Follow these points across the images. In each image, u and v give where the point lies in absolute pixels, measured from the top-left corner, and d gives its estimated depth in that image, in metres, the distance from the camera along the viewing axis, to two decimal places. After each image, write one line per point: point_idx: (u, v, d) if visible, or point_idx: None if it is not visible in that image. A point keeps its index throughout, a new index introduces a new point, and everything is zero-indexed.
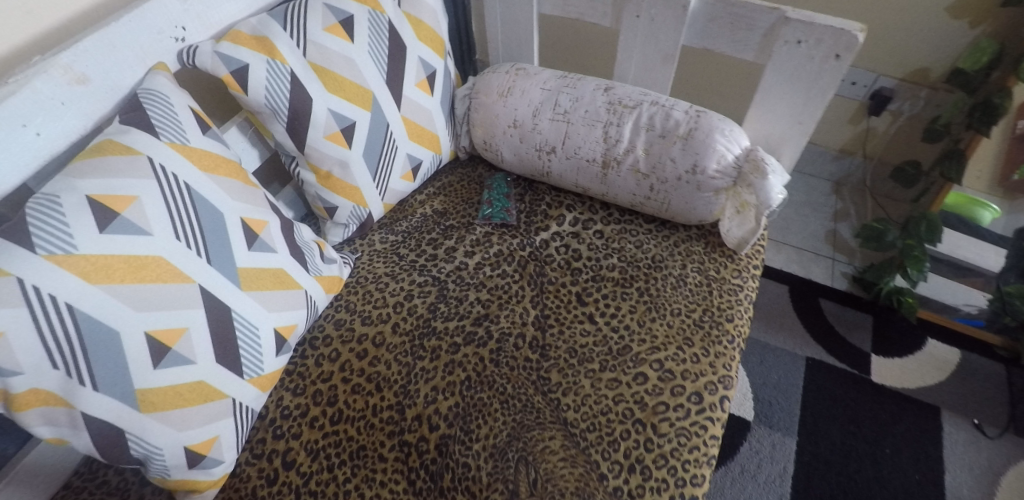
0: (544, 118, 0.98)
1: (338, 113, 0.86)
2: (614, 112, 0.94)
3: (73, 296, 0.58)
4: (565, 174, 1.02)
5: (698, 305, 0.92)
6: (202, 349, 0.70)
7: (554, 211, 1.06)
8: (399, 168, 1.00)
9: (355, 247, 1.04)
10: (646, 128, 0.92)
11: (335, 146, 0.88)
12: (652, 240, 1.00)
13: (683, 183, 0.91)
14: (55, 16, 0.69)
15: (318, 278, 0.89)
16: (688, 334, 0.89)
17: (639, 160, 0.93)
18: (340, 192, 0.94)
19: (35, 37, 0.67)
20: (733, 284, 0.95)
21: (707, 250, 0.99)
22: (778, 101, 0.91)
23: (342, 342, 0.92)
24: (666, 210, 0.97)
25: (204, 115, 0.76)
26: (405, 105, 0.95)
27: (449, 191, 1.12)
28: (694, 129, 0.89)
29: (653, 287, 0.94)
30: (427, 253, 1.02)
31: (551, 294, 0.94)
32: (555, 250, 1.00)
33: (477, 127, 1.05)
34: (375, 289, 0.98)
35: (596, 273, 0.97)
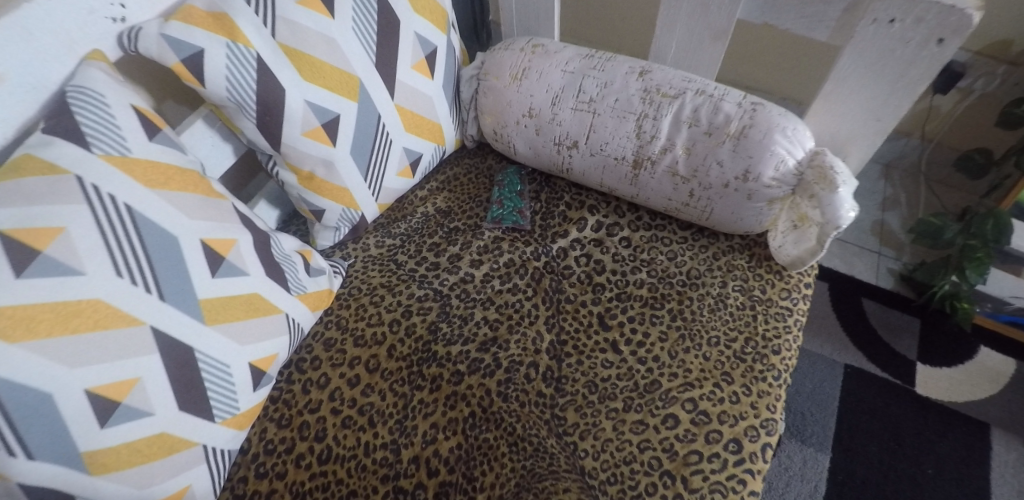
0: (565, 106, 0.83)
1: (317, 105, 0.72)
2: (650, 102, 0.79)
3: None
4: (588, 171, 0.87)
5: (740, 333, 0.79)
6: (160, 397, 0.60)
7: (575, 213, 0.92)
8: (396, 164, 0.86)
9: (347, 252, 0.92)
10: (689, 123, 0.77)
11: (316, 145, 0.75)
12: (686, 251, 0.87)
13: (730, 190, 0.76)
14: None
15: (302, 297, 0.78)
16: (727, 368, 0.76)
17: (679, 161, 0.78)
18: (326, 194, 0.82)
19: None
20: (780, 307, 0.82)
21: (751, 265, 0.85)
22: (854, 92, 0.76)
23: (333, 366, 0.81)
24: (707, 218, 0.83)
25: (150, 114, 0.63)
26: (400, 92, 0.80)
27: (455, 185, 0.99)
28: (748, 127, 0.74)
29: (687, 309, 0.81)
30: (428, 261, 0.90)
31: (568, 315, 0.82)
32: (575, 261, 0.87)
33: (486, 115, 0.90)
34: (369, 303, 0.87)
35: (622, 290, 0.84)
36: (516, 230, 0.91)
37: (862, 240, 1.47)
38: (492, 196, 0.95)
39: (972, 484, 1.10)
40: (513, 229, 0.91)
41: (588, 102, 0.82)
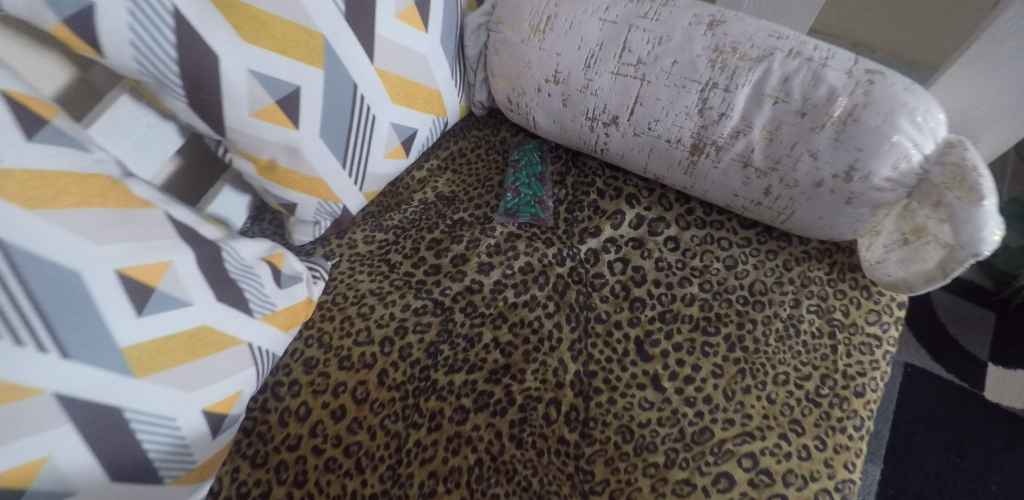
0: (604, 69, 0.62)
1: (265, 76, 0.54)
2: (724, 68, 0.58)
3: None
4: (628, 155, 0.68)
5: (813, 369, 0.64)
6: (84, 472, 0.47)
7: (609, 205, 0.74)
8: (383, 144, 0.68)
9: (330, 249, 0.76)
10: (774, 96, 0.57)
11: (273, 128, 0.57)
12: (750, 259, 0.70)
13: (825, 191, 0.58)
14: None
15: (267, 318, 0.63)
16: (795, 415, 0.61)
17: (756, 148, 0.59)
18: (295, 187, 0.65)
19: None
20: (866, 336, 0.65)
21: (830, 278, 0.68)
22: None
23: (315, 394, 0.68)
24: (783, 221, 0.64)
25: (29, 101, 0.46)
26: (383, 53, 0.60)
27: (460, 165, 0.80)
28: (861, 106, 0.53)
29: (747, 337, 0.65)
30: (427, 263, 0.73)
31: (599, 339, 0.66)
32: (609, 267, 0.70)
33: (498, 78, 0.70)
34: (357, 315, 0.71)
35: (667, 308, 0.67)
36: (536, 225, 0.74)
37: None
38: (506, 180, 0.76)
39: None
40: (533, 225, 0.74)
41: (634, 65, 0.61)
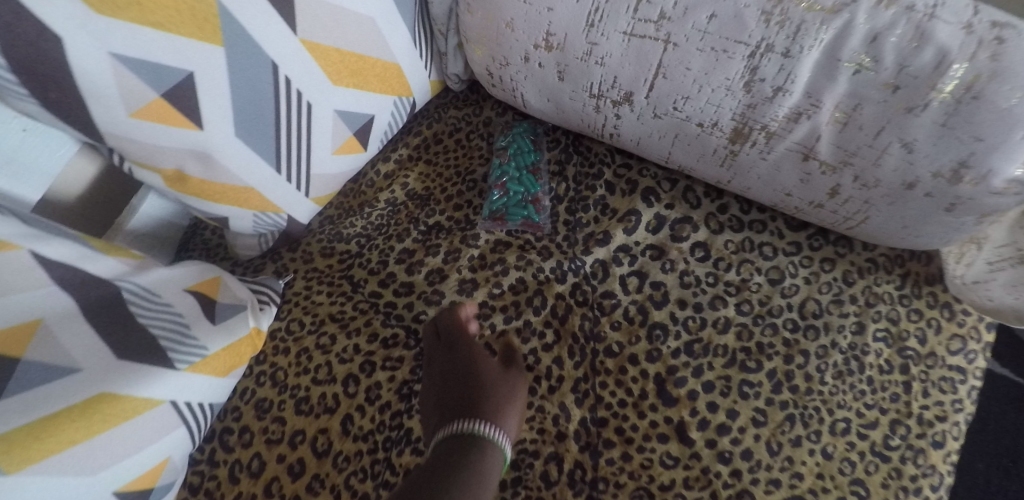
0: (612, 29, 0.45)
1: (135, 60, 0.38)
2: (786, 23, 0.40)
3: None
4: (644, 142, 0.53)
5: (880, 413, 0.51)
6: None
7: (621, 202, 0.59)
8: (330, 137, 0.53)
9: (283, 264, 0.63)
10: (855, 63, 0.40)
11: (167, 128, 0.43)
12: (801, 270, 0.55)
13: (918, 193, 0.43)
14: None
15: (197, 368, 0.51)
16: (858, 473, 0.49)
17: (822, 135, 0.44)
18: (218, 200, 0.51)
19: None
20: (947, 369, 0.52)
21: (902, 295, 0.54)
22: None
23: (269, 444, 0.56)
24: (850, 227, 0.50)
25: None
26: (308, 19, 0.44)
27: (435, 154, 0.65)
28: (993, 76, 0.36)
29: (796, 373, 0.52)
30: (397, 281, 0.60)
31: (610, 378, 0.53)
32: (622, 285, 0.56)
33: (473, 44, 0.54)
34: (315, 347, 0.59)
35: (696, 337, 0.54)
36: (529, 231, 0.60)
37: None
38: (492, 174, 0.62)
39: None
40: (525, 231, 0.60)
41: (656, 22, 0.43)
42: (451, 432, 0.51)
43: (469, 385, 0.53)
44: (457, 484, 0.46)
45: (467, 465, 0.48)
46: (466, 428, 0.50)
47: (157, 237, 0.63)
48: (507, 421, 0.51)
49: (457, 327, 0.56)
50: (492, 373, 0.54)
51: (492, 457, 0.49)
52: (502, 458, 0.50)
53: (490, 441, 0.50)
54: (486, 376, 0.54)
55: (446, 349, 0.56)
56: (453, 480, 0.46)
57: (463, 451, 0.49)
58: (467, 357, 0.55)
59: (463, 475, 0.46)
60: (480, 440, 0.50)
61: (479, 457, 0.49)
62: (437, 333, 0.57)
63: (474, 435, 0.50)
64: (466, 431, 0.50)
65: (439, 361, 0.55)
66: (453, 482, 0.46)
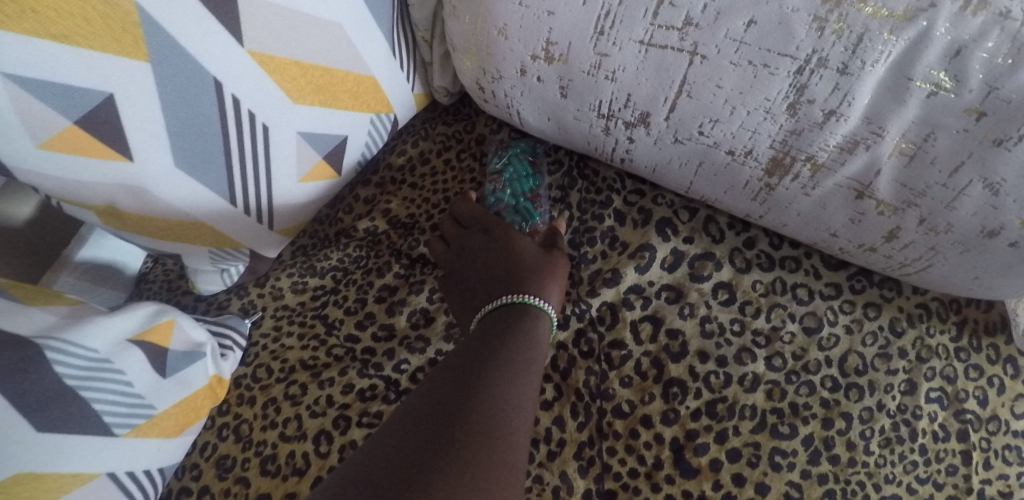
0: (627, 37, 0.37)
1: (35, 81, 0.31)
2: (844, 32, 0.32)
3: None
4: (660, 169, 0.46)
5: (936, 489, 0.43)
6: None
7: (632, 235, 0.51)
8: (293, 164, 0.45)
9: (250, 301, 0.56)
10: (930, 83, 0.31)
11: (87, 161, 0.36)
12: (842, 318, 0.48)
13: (1000, 243, 0.35)
14: None
15: (140, 431, 0.44)
16: None
17: (881, 169, 0.36)
18: (166, 236, 0.44)
19: None
20: (1012, 436, 0.44)
21: (959, 347, 0.47)
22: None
23: None
24: (906, 273, 0.42)
25: None
26: (257, 26, 0.37)
27: (423, 176, 0.58)
28: None
29: (837, 440, 0.44)
30: (376, 323, 0.53)
31: (618, 443, 0.46)
32: (633, 332, 0.48)
33: (461, 53, 0.46)
34: (283, 398, 0.52)
35: (719, 395, 0.46)
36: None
37: None
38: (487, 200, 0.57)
39: None
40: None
41: (680, 30, 0.35)
42: (497, 305, 0.48)
43: (505, 260, 0.52)
44: (511, 351, 0.43)
45: (520, 335, 0.45)
46: (513, 297, 0.48)
47: (106, 278, 0.54)
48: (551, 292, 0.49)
49: (480, 212, 0.54)
50: (528, 245, 0.52)
51: (543, 328, 0.47)
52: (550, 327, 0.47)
53: (539, 310, 0.47)
54: (521, 251, 0.51)
55: (473, 230, 0.54)
56: (504, 345, 0.44)
57: (513, 323, 0.46)
58: (498, 237, 0.53)
59: (522, 331, 0.45)
60: (529, 308, 0.47)
61: (530, 325, 0.46)
62: (458, 220, 0.55)
63: (524, 303, 0.47)
64: (514, 300, 0.48)
65: (468, 243, 0.53)
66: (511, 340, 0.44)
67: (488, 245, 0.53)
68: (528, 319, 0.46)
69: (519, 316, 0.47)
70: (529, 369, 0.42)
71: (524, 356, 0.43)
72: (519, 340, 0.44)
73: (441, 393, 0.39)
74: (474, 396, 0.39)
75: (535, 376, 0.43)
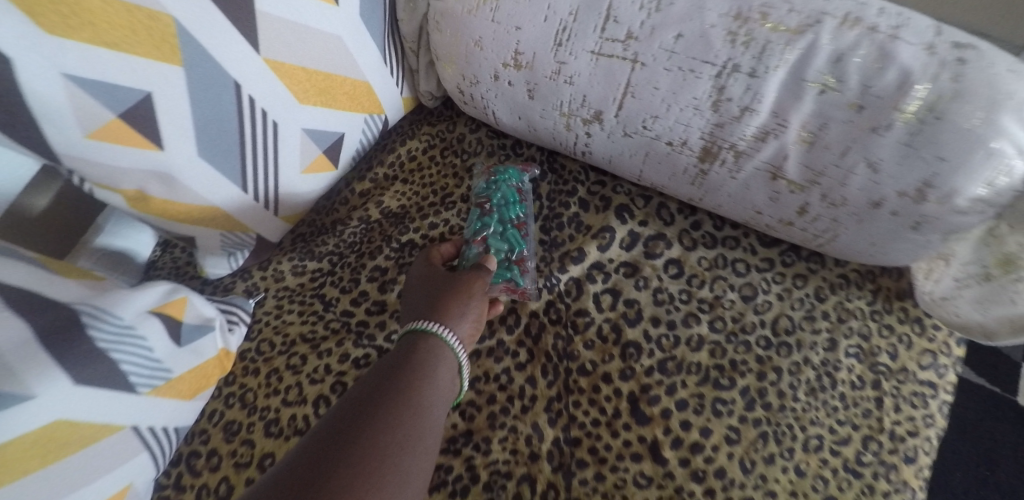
0: (581, 47, 0.45)
1: (91, 81, 0.37)
2: (751, 43, 0.40)
3: None
4: (616, 159, 0.53)
5: (853, 429, 0.51)
6: None
7: (595, 219, 0.59)
8: (296, 157, 0.52)
9: (253, 283, 0.62)
10: (820, 83, 0.40)
11: (124, 150, 0.42)
12: (773, 287, 0.55)
13: (884, 212, 0.43)
14: None
15: (159, 391, 0.50)
16: (832, 490, 0.48)
17: (789, 155, 0.43)
18: (181, 221, 0.50)
19: None
20: (919, 384, 0.52)
21: (873, 310, 0.54)
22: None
23: (237, 468, 0.55)
24: (820, 244, 0.49)
25: None
26: (273, 38, 0.44)
27: (411, 171, 0.65)
28: (953, 97, 0.37)
29: (769, 390, 0.52)
30: (370, 299, 0.59)
31: (583, 397, 0.53)
32: (595, 302, 0.56)
33: (444, 62, 0.53)
34: (286, 368, 0.58)
35: (669, 354, 0.53)
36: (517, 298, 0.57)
37: None
38: (472, 225, 0.58)
39: None
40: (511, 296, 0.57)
41: (623, 41, 0.44)
42: (400, 336, 0.49)
43: (433, 289, 0.52)
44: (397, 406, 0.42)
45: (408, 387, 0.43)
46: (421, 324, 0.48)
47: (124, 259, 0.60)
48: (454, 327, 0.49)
49: (433, 264, 0.55)
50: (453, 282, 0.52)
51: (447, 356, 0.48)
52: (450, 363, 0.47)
53: (442, 342, 0.48)
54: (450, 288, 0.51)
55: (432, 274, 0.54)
56: (407, 384, 0.43)
57: (402, 365, 0.45)
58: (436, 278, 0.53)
59: (424, 371, 0.45)
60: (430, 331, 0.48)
61: (424, 354, 0.46)
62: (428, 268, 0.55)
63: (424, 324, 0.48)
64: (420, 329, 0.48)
65: (409, 297, 0.53)
66: (413, 379, 0.44)
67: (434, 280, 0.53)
68: (423, 351, 0.47)
69: (414, 349, 0.47)
70: (418, 411, 0.42)
71: (412, 410, 0.42)
72: (409, 374, 0.44)
73: (322, 446, 0.38)
74: (354, 452, 0.37)
75: (427, 413, 0.43)
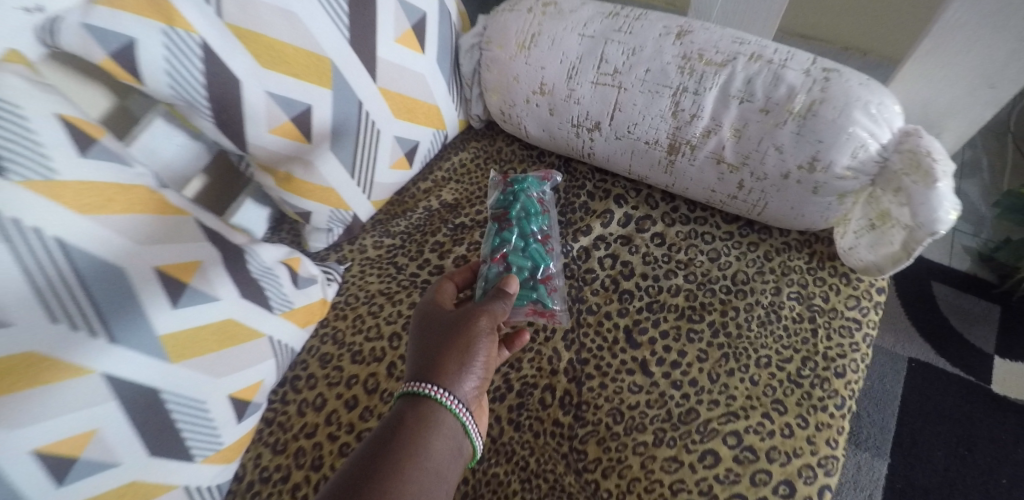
0: (584, 80, 0.69)
1: (280, 96, 0.61)
2: (692, 73, 0.63)
3: None
4: (613, 158, 0.73)
5: (795, 351, 0.67)
6: (125, 446, 0.54)
7: (599, 205, 0.80)
8: (388, 157, 0.75)
9: (343, 254, 0.83)
10: (739, 97, 0.61)
11: (287, 142, 0.64)
12: (732, 251, 0.74)
13: (792, 182, 0.62)
14: None
15: (287, 314, 0.70)
16: (778, 395, 0.65)
17: (727, 145, 0.63)
18: (308, 196, 0.71)
19: None
20: (846, 319, 0.68)
21: (810, 267, 0.72)
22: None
23: (329, 386, 0.74)
24: (759, 213, 0.68)
25: (82, 122, 0.54)
26: (384, 73, 0.68)
27: (461, 175, 0.87)
28: (821, 101, 0.58)
29: (730, 323, 0.69)
30: (431, 264, 0.79)
31: (590, 329, 0.71)
32: (599, 263, 0.75)
33: (491, 93, 0.77)
34: (368, 313, 0.78)
35: (653, 299, 0.72)
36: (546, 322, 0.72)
37: None
38: (494, 241, 0.76)
39: None
40: (539, 319, 0.72)
41: (611, 74, 0.67)
42: (405, 394, 0.57)
43: (436, 346, 0.59)
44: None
45: (389, 487, 0.49)
46: (424, 388, 0.56)
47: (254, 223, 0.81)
48: (455, 388, 0.56)
49: (438, 318, 0.62)
50: (455, 341, 0.59)
51: (449, 426, 0.55)
52: (447, 423, 0.55)
53: (442, 404, 0.56)
54: (451, 348, 0.58)
55: (433, 329, 0.61)
56: (400, 463, 0.51)
57: (395, 450, 0.52)
58: (435, 340, 0.60)
59: (418, 447, 0.52)
60: (427, 402, 0.55)
61: (423, 420, 0.54)
62: (429, 323, 0.62)
63: (419, 393, 0.56)
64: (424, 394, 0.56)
65: (418, 347, 0.61)
66: (406, 457, 0.51)
67: (436, 334, 0.60)
68: (417, 437, 0.53)
69: (415, 416, 0.54)
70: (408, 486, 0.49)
71: (405, 486, 0.49)
72: (404, 452, 0.51)
73: None
74: None
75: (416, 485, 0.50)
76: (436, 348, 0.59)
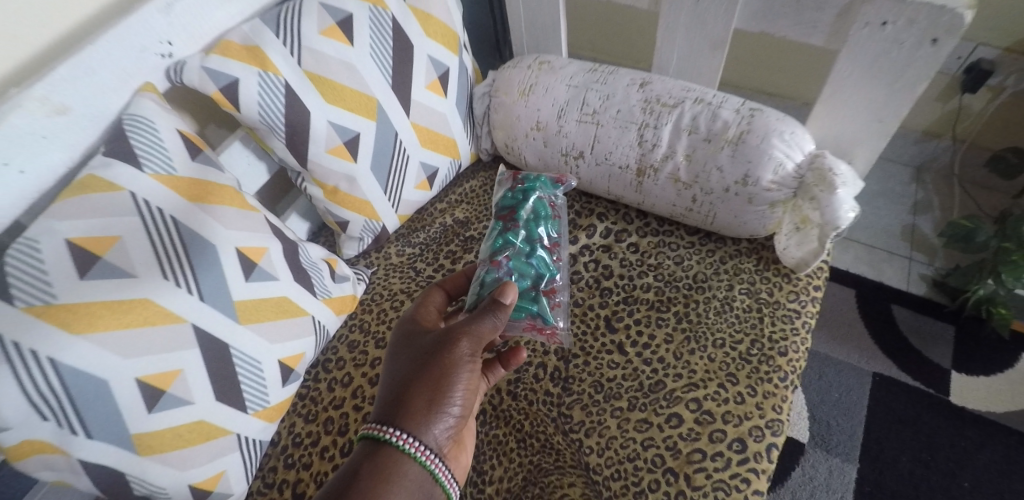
0: (570, 119, 0.88)
1: (337, 125, 0.80)
2: (650, 112, 0.83)
3: (72, 355, 0.57)
4: (595, 180, 0.91)
5: (745, 335, 0.80)
6: (200, 388, 0.67)
7: (584, 221, 0.96)
8: (413, 178, 0.93)
9: (371, 261, 0.99)
10: (688, 130, 0.80)
11: (338, 161, 0.82)
12: (694, 256, 0.90)
13: (731, 194, 0.78)
14: (48, 40, 0.64)
15: (327, 301, 0.85)
16: (732, 369, 0.77)
17: (681, 167, 0.81)
18: (349, 206, 0.89)
19: (37, 57, 0.63)
20: (788, 310, 0.82)
21: (758, 269, 0.87)
22: (864, 84, 0.78)
23: (356, 366, 0.87)
24: (711, 223, 0.85)
25: (193, 137, 0.73)
26: (415, 111, 0.88)
27: (471, 198, 1.05)
28: (747, 131, 0.76)
29: (692, 313, 0.83)
30: (445, 268, 0.95)
31: (576, 318, 0.86)
32: (584, 266, 0.91)
33: (498, 130, 0.96)
34: (390, 307, 0.92)
35: (628, 294, 0.87)
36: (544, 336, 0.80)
37: (892, 246, 1.43)
38: (497, 242, 0.84)
39: (992, 490, 1.07)
40: (536, 332, 0.80)
41: (591, 114, 0.86)
42: (371, 438, 0.61)
43: (406, 387, 0.63)
44: None
45: None
46: (390, 436, 0.60)
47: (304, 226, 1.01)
48: (419, 436, 0.60)
49: (414, 354, 0.67)
50: (424, 386, 0.63)
51: (411, 479, 0.60)
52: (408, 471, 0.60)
53: (405, 451, 0.60)
54: (418, 393, 0.62)
55: (407, 367, 0.65)
56: None
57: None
58: (406, 381, 0.64)
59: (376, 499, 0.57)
60: (392, 449, 0.60)
61: (384, 470, 0.59)
62: (405, 359, 0.67)
63: (382, 440, 0.60)
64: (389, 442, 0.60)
65: (393, 382, 0.65)
66: None
67: (408, 372, 0.65)
68: (374, 492, 0.57)
69: (378, 465, 0.59)
70: None
71: None
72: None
73: None
74: None
75: None
76: (406, 391, 0.63)
